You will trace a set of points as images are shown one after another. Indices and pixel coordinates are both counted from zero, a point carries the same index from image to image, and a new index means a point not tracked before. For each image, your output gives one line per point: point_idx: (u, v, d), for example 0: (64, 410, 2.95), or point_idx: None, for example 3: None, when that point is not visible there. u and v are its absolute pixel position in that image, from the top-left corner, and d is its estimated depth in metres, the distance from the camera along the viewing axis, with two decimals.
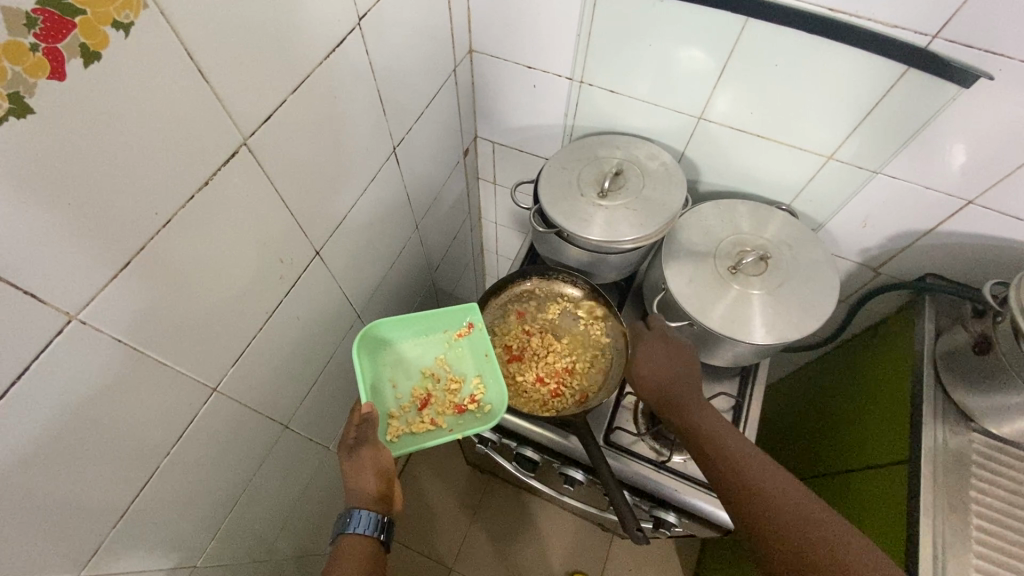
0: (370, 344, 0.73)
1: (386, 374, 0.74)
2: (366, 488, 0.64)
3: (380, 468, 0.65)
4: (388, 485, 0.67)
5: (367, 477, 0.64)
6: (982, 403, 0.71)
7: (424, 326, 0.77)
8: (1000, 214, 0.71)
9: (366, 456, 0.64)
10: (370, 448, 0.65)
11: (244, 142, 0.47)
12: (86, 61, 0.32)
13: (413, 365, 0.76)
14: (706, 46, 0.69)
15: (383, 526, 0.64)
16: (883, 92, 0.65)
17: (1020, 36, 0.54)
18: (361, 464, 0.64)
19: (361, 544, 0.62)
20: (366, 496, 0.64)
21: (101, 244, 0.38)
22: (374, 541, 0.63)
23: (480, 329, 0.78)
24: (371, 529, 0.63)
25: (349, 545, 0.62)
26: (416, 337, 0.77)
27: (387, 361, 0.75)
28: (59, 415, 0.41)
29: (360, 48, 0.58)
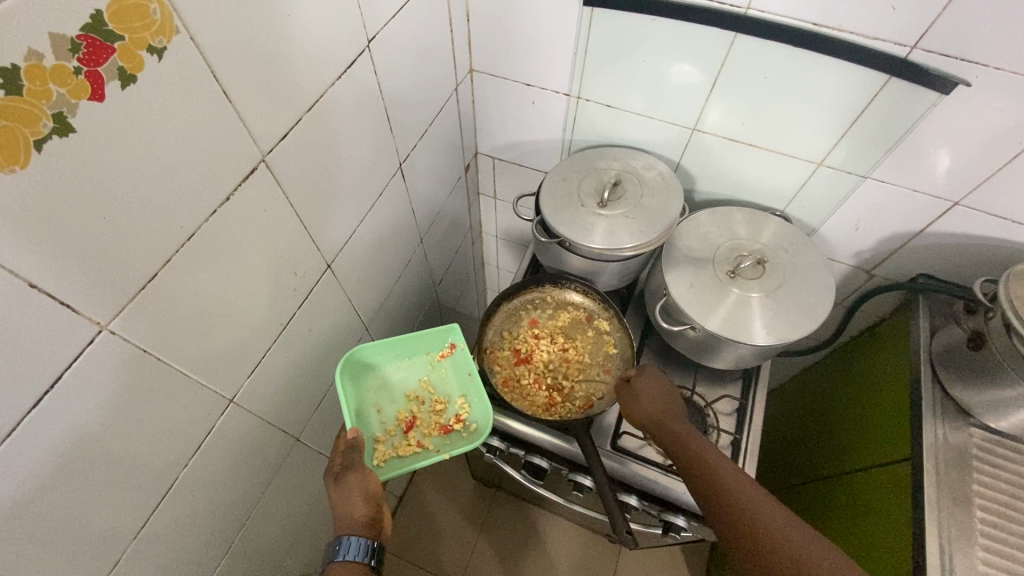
0: (352, 369, 0.74)
1: (369, 398, 0.75)
2: (355, 514, 0.64)
3: (366, 493, 0.66)
4: (378, 510, 0.67)
5: (355, 504, 0.65)
6: (979, 398, 0.72)
7: (405, 350, 0.79)
8: (986, 214, 0.73)
9: (354, 482, 0.65)
10: (357, 474, 0.65)
11: (262, 159, 0.49)
12: (123, 83, 0.34)
13: (396, 389, 0.77)
14: (696, 61, 0.72)
15: (372, 552, 0.64)
16: (868, 100, 0.68)
17: (994, 45, 0.57)
18: (348, 491, 0.65)
19: (352, 570, 0.62)
20: (356, 521, 0.64)
21: (130, 256, 0.40)
22: (365, 566, 0.63)
23: (462, 351, 0.80)
24: (362, 555, 0.63)
25: (340, 571, 0.62)
26: (397, 361, 0.78)
27: (371, 385, 0.76)
28: (84, 424, 0.42)
29: (369, 69, 0.60)
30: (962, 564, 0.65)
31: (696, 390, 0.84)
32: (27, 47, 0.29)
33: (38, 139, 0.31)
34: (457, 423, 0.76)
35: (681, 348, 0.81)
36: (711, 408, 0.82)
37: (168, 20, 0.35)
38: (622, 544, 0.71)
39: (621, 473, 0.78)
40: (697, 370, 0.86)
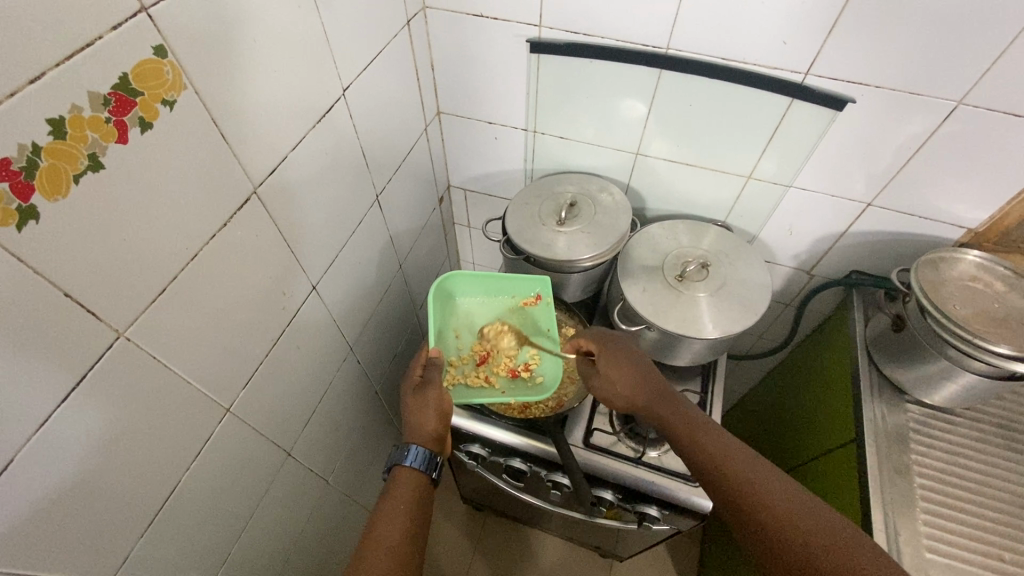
0: (443, 296, 0.88)
1: (453, 323, 0.88)
2: (425, 427, 0.76)
3: (439, 410, 0.77)
4: (443, 428, 0.78)
5: (428, 417, 0.77)
6: (908, 375, 0.80)
7: (492, 290, 0.90)
8: (896, 212, 0.83)
9: (431, 397, 0.77)
10: (433, 390, 0.77)
11: (254, 191, 0.57)
12: (142, 129, 0.43)
13: (476, 322, 0.89)
14: (631, 95, 0.83)
15: (432, 464, 0.75)
16: (779, 119, 0.79)
17: (870, 69, 0.68)
18: (424, 405, 0.77)
19: (414, 476, 0.72)
20: (424, 434, 0.76)
21: (144, 272, 0.47)
22: (425, 475, 0.73)
23: (545, 305, 0.87)
24: (422, 463, 0.73)
25: (404, 475, 0.72)
26: (485, 299, 0.90)
27: (456, 312, 0.89)
28: (103, 424, 0.47)
29: (344, 113, 0.70)
30: (906, 526, 0.71)
31: None
32: (70, 102, 0.37)
33: (76, 173, 0.39)
34: (525, 370, 0.84)
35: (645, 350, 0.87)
36: None
37: (178, 78, 0.44)
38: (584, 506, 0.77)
39: (594, 469, 0.83)
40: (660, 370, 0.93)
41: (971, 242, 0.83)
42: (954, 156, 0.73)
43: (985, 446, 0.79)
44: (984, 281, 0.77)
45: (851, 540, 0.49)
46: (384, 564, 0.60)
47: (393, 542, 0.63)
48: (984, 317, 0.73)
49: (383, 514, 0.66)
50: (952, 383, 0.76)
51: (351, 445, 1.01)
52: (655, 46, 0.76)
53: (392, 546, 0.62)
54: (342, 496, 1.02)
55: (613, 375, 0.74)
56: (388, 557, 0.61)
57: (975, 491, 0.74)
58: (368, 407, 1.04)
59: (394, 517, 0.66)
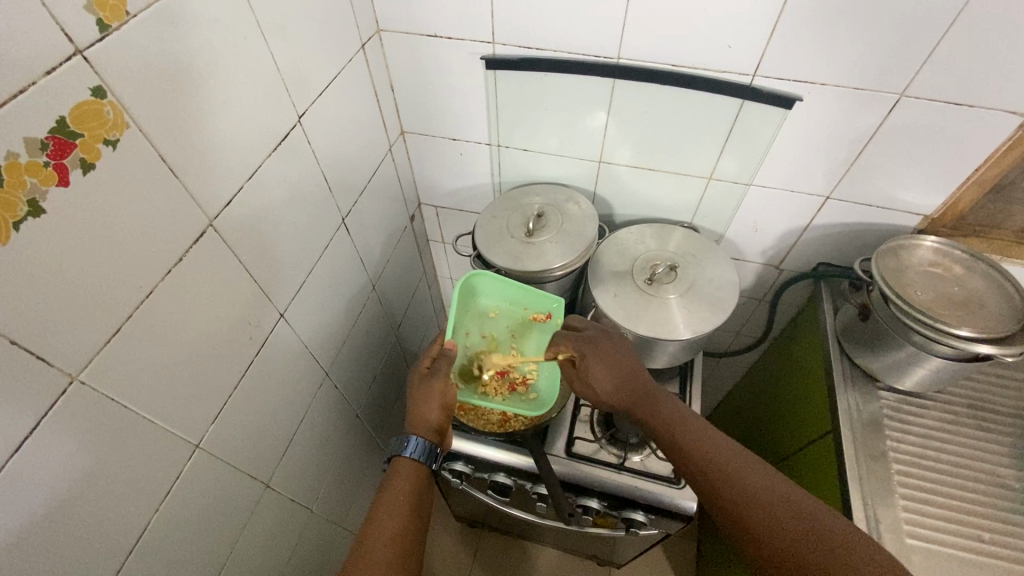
0: (465, 293, 0.86)
1: (465, 321, 0.87)
2: (428, 418, 0.76)
3: (443, 402, 0.77)
4: (445, 420, 0.78)
5: (431, 408, 0.76)
6: (879, 363, 0.82)
7: (509, 298, 0.89)
8: (855, 204, 0.85)
9: (436, 389, 0.77)
10: (440, 381, 0.77)
11: (210, 223, 0.57)
12: (84, 170, 0.42)
13: (484, 326, 0.88)
14: (589, 104, 0.84)
15: (431, 455, 0.75)
16: (732, 120, 0.80)
17: (815, 68, 0.70)
18: (428, 396, 0.77)
19: (414, 467, 0.73)
20: (425, 424, 0.76)
21: (95, 315, 0.46)
22: (424, 465, 0.74)
23: (552, 326, 0.86)
24: (421, 454, 0.74)
25: (404, 465, 0.73)
26: (499, 306, 0.89)
27: (471, 311, 0.88)
28: (62, 472, 0.46)
29: (302, 139, 0.70)
30: (887, 514, 0.72)
31: None
32: (6, 149, 0.37)
33: (16, 220, 0.38)
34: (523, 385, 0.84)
35: None
36: None
37: (119, 117, 0.44)
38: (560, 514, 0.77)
39: (578, 478, 0.83)
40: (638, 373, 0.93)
41: (930, 228, 0.85)
42: (903, 146, 0.75)
43: (958, 427, 0.80)
44: (943, 265, 0.79)
45: (852, 546, 0.51)
46: (383, 551, 0.62)
47: (393, 530, 0.64)
48: (946, 302, 0.75)
49: (382, 503, 0.68)
50: (921, 368, 0.77)
51: (334, 471, 1.00)
52: (607, 57, 0.77)
53: (391, 534, 0.64)
54: (327, 524, 1.00)
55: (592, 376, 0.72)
56: (387, 544, 0.63)
57: (950, 473, 0.76)
58: (349, 431, 1.03)
59: (394, 505, 0.68)
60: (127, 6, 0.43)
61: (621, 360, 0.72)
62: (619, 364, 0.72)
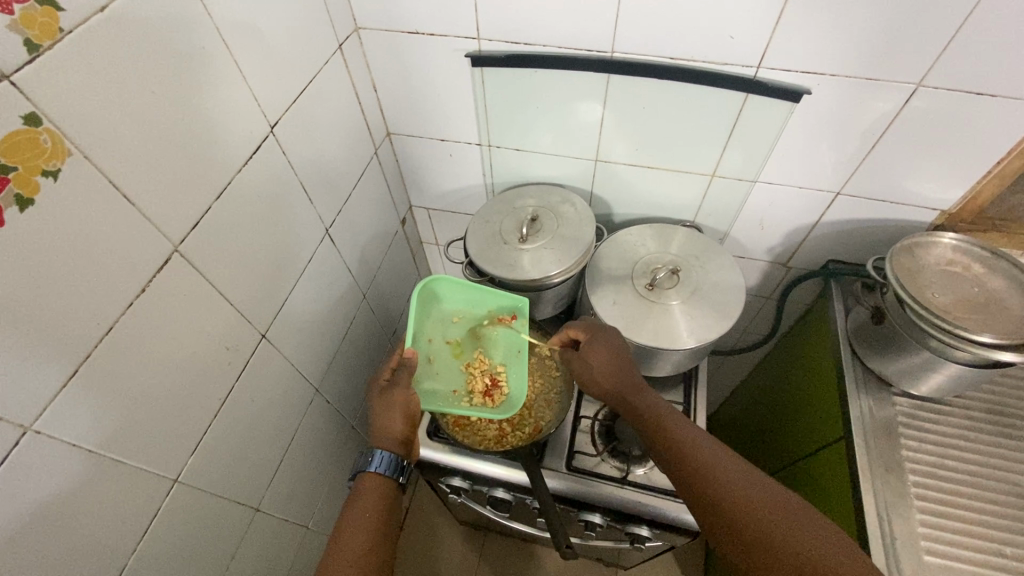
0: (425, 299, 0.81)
1: (426, 328, 0.82)
2: (392, 431, 0.73)
3: (406, 412, 0.74)
4: (411, 431, 0.75)
5: (393, 419, 0.73)
6: (893, 368, 0.78)
7: (471, 301, 0.84)
8: (867, 200, 0.80)
9: (397, 397, 0.74)
10: (401, 391, 0.74)
11: (175, 248, 0.53)
12: (21, 207, 0.39)
13: (446, 333, 0.83)
14: (582, 101, 0.79)
15: (398, 469, 0.71)
16: (736, 115, 0.75)
17: (824, 58, 0.65)
18: (389, 406, 0.74)
19: (379, 481, 0.69)
20: (390, 436, 0.72)
21: (47, 358, 0.42)
22: (391, 480, 0.70)
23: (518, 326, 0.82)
24: (387, 468, 0.70)
25: (369, 481, 0.69)
26: (461, 312, 0.84)
27: (432, 318, 0.83)
28: (22, 526, 0.43)
29: (276, 150, 0.65)
30: (903, 529, 0.68)
31: None
32: None
33: None
34: (493, 391, 0.78)
35: None
36: None
37: (59, 144, 0.40)
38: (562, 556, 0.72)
39: (579, 493, 0.80)
40: None
41: (947, 224, 0.80)
42: (921, 139, 0.70)
43: (977, 433, 0.77)
44: (961, 264, 0.75)
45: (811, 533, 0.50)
46: (350, 573, 0.59)
47: (358, 550, 0.61)
48: (966, 303, 0.71)
49: (348, 521, 0.64)
50: (938, 373, 0.73)
51: (330, 485, 0.97)
52: (600, 51, 0.72)
53: (357, 555, 0.61)
54: (323, 540, 0.98)
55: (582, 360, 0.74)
56: (353, 565, 0.60)
57: (971, 483, 0.72)
58: (344, 444, 1.00)
59: (359, 526, 0.64)
60: (60, 22, 0.39)
61: (622, 352, 0.71)
62: (618, 355, 0.71)
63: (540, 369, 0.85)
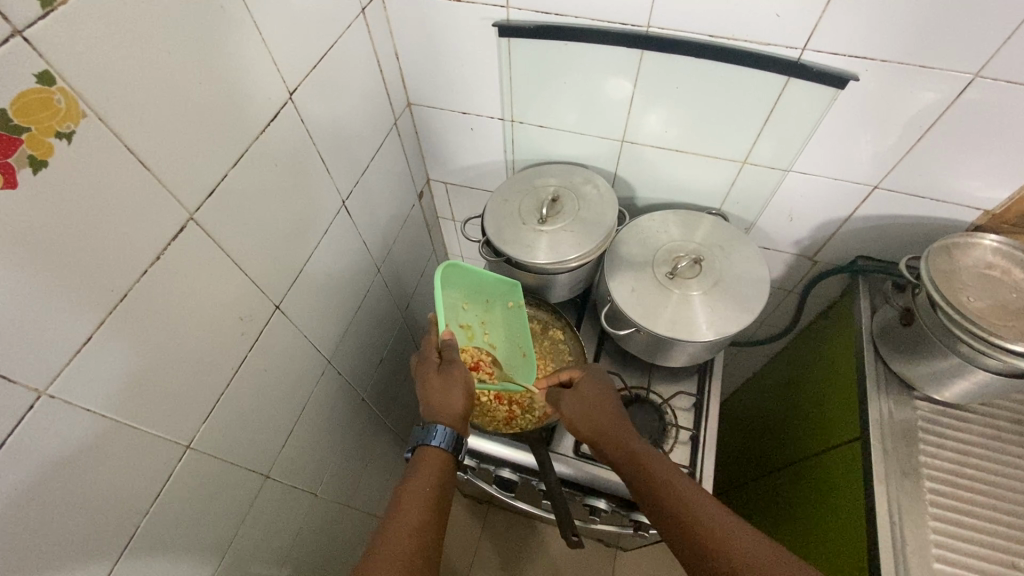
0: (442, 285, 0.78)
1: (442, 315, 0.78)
2: (454, 406, 0.72)
3: (465, 389, 0.73)
4: (469, 409, 0.74)
5: (455, 396, 0.73)
6: (918, 372, 0.75)
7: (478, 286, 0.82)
8: (905, 196, 0.77)
9: (457, 375, 0.73)
10: (460, 369, 0.74)
11: (190, 217, 0.52)
12: (34, 169, 0.37)
13: (458, 317, 0.81)
14: (612, 77, 0.76)
15: (458, 446, 0.71)
16: (775, 101, 0.72)
17: (876, 42, 0.61)
18: (450, 384, 0.73)
19: (438, 455, 0.69)
20: (452, 413, 0.72)
21: (61, 323, 0.42)
22: (450, 457, 0.70)
23: (519, 312, 0.83)
24: (448, 443, 0.70)
25: (429, 454, 0.69)
26: (468, 297, 0.82)
27: (444, 305, 0.79)
28: (35, 489, 0.43)
29: (294, 118, 0.64)
30: (915, 536, 0.67)
31: (653, 389, 0.86)
32: None
33: None
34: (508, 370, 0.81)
35: (636, 351, 0.83)
36: (668, 405, 0.84)
37: (73, 106, 0.39)
38: (568, 544, 0.65)
39: (585, 479, 0.80)
40: (653, 370, 0.88)
41: (988, 225, 0.77)
42: (971, 133, 0.66)
43: (999, 443, 0.74)
44: (1001, 268, 0.71)
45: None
46: (407, 543, 0.57)
47: (417, 519, 0.60)
48: (1003, 310, 0.67)
49: (407, 491, 0.63)
50: (964, 380, 0.71)
51: (339, 455, 0.99)
52: (636, 25, 0.69)
53: (414, 524, 0.59)
54: (331, 507, 1.00)
55: (578, 419, 0.72)
56: (410, 537, 0.58)
57: (988, 493, 0.70)
58: (354, 415, 1.01)
59: (419, 497, 0.63)
60: None
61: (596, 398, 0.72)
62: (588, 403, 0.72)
63: (550, 356, 0.86)
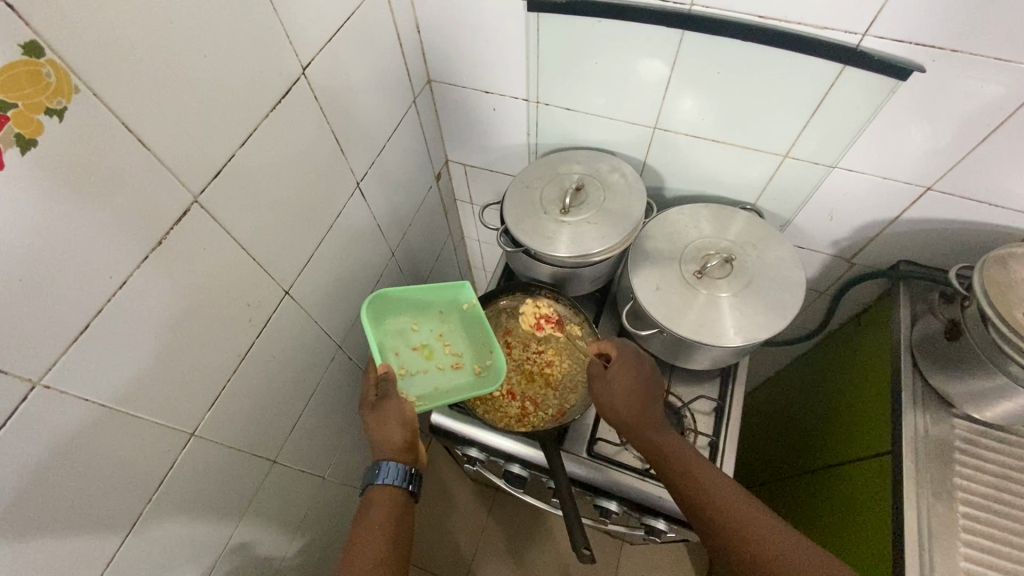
0: (376, 313, 0.78)
1: (389, 343, 0.79)
2: (393, 440, 0.70)
3: (403, 419, 0.71)
4: (413, 437, 0.72)
5: (393, 430, 0.70)
6: (960, 388, 0.70)
7: (422, 302, 0.82)
8: (960, 199, 0.71)
9: (391, 408, 0.71)
10: (392, 401, 0.71)
11: (195, 200, 0.49)
12: (22, 149, 0.35)
13: (410, 340, 0.80)
14: (648, 58, 0.70)
15: (408, 478, 0.69)
16: (826, 89, 0.66)
17: (948, 31, 0.55)
18: (386, 418, 0.71)
19: (390, 492, 0.67)
20: (393, 448, 0.70)
21: (56, 311, 0.40)
22: (401, 490, 0.68)
23: (473, 312, 0.82)
24: (396, 478, 0.68)
25: (380, 494, 0.67)
26: (416, 316, 0.82)
27: (389, 331, 0.80)
28: (31, 480, 0.42)
29: (308, 94, 0.60)
30: (944, 562, 0.64)
31: (672, 391, 0.83)
32: None
33: None
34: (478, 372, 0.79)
35: (657, 351, 0.79)
36: (688, 408, 0.81)
37: (64, 80, 0.36)
38: (578, 559, 0.62)
39: (598, 481, 0.77)
40: (673, 371, 0.85)
41: None
42: None
43: None
44: None
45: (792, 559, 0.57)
46: None
47: (368, 566, 0.60)
48: None
49: (357, 535, 0.63)
50: (1010, 402, 0.66)
51: (348, 439, 0.98)
52: (677, 2, 0.63)
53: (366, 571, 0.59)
54: (339, 489, 0.99)
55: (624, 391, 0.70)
56: None
57: None
58: None
59: (370, 540, 0.62)
60: None
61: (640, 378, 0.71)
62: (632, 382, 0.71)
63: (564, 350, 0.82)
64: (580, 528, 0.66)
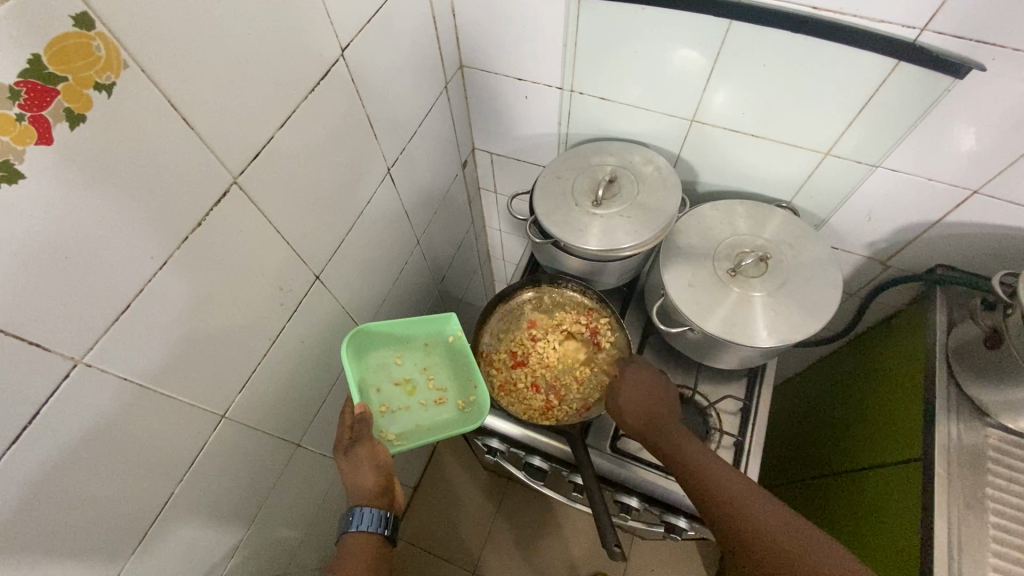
0: (356, 347, 0.73)
1: (369, 377, 0.74)
2: (367, 485, 0.66)
3: (377, 462, 0.67)
4: (388, 478, 0.68)
5: (366, 475, 0.66)
6: (997, 398, 0.69)
7: (406, 334, 0.78)
8: (1008, 203, 0.69)
9: (363, 453, 0.66)
10: (365, 444, 0.66)
11: (234, 180, 0.48)
12: (71, 123, 0.34)
13: (392, 375, 0.76)
14: (691, 48, 0.68)
15: (385, 521, 0.67)
16: (875, 86, 0.64)
17: (1013, 27, 0.53)
18: (358, 463, 0.66)
19: (367, 539, 0.66)
20: (368, 493, 0.66)
21: (98, 289, 0.40)
22: (379, 536, 0.66)
23: (459, 344, 0.79)
24: (372, 525, 0.66)
25: (357, 541, 0.65)
26: (399, 348, 0.78)
27: (371, 365, 0.75)
28: (69, 457, 0.42)
29: (345, 76, 0.59)
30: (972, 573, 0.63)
31: (698, 389, 0.82)
32: None
33: None
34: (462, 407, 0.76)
35: (685, 348, 0.78)
36: (713, 408, 0.80)
37: (114, 54, 0.35)
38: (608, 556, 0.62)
39: (621, 476, 0.77)
40: (699, 369, 0.84)
41: None
42: None
43: None
44: None
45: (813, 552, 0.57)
46: None
47: None
48: None
49: None
50: None
51: None
52: None
53: None
54: None
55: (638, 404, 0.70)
56: None
57: None
58: None
59: None
60: None
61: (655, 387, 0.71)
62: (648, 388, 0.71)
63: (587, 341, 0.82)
64: (609, 525, 0.65)
